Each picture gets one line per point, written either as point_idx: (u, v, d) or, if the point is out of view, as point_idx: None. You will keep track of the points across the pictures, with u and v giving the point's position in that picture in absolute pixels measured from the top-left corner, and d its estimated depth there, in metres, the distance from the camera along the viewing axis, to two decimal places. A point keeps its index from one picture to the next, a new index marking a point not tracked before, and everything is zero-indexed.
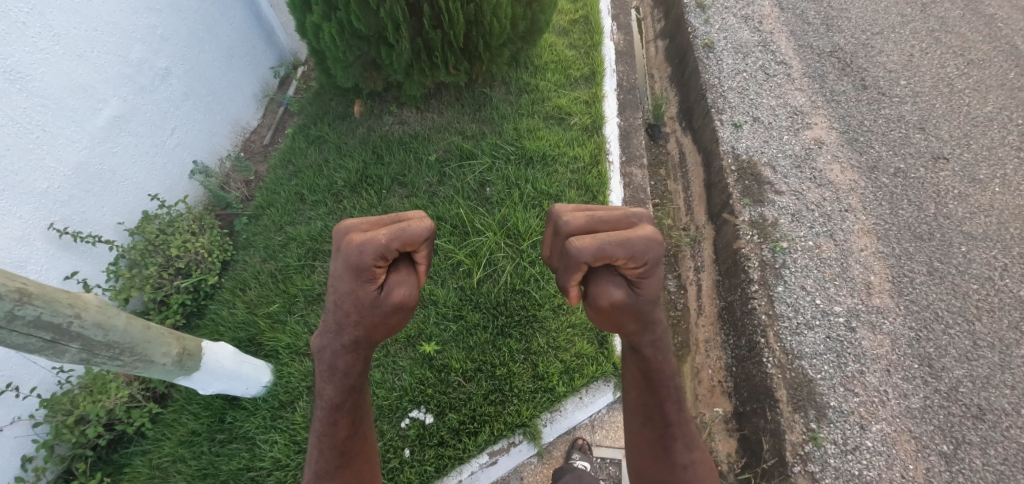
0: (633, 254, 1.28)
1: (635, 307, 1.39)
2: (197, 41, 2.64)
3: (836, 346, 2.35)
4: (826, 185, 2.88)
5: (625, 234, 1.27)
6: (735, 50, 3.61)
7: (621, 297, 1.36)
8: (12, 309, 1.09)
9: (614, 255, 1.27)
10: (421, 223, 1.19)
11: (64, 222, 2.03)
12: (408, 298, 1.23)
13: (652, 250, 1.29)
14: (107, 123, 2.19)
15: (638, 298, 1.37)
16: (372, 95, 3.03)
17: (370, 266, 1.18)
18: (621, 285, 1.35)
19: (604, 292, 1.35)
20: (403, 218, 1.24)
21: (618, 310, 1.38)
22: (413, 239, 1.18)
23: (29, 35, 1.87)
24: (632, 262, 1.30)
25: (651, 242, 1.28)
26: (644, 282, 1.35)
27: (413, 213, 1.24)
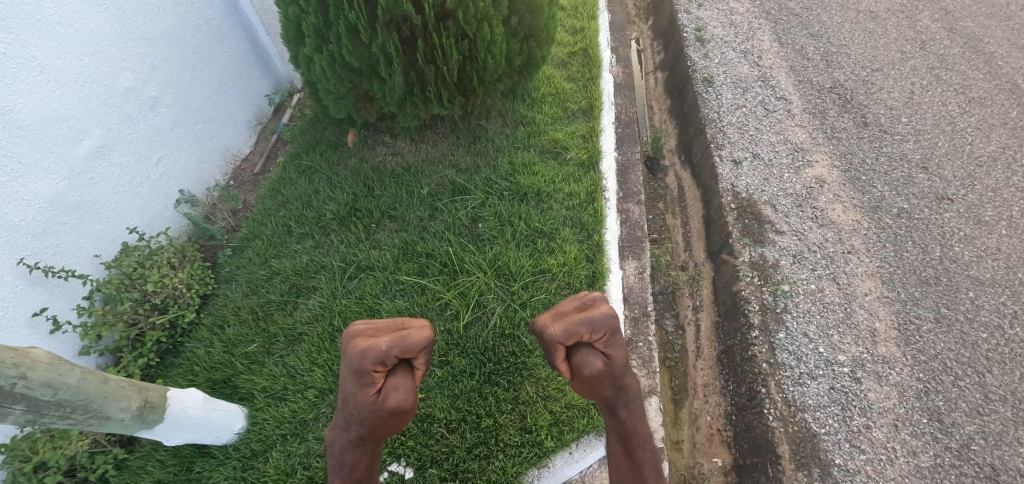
0: (596, 328, 1.36)
1: (610, 377, 1.43)
2: (188, 69, 2.59)
3: (840, 398, 2.24)
4: (828, 225, 2.81)
5: (587, 313, 1.37)
6: (735, 85, 3.58)
7: (598, 370, 1.41)
8: None
9: (580, 334, 1.36)
10: (421, 333, 1.32)
11: (35, 256, 1.94)
12: (403, 402, 1.32)
13: (611, 321, 1.37)
14: (88, 154, 2.13)
15: (613, 368, 1.41)
16: (365, 124, 2.99)
17: (369, 371, 1.29)
18: (597, 358, 1.40)
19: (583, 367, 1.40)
20: (405, 325, 1.37)
21: (598, 380, 1.42)
22: (412, 347, 1.31)
23: (10, 65, 1.82)
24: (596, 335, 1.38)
25: (609, 315, 1.38)
26: (614, 352, 1.41)
27: (415, 321, 1.37)
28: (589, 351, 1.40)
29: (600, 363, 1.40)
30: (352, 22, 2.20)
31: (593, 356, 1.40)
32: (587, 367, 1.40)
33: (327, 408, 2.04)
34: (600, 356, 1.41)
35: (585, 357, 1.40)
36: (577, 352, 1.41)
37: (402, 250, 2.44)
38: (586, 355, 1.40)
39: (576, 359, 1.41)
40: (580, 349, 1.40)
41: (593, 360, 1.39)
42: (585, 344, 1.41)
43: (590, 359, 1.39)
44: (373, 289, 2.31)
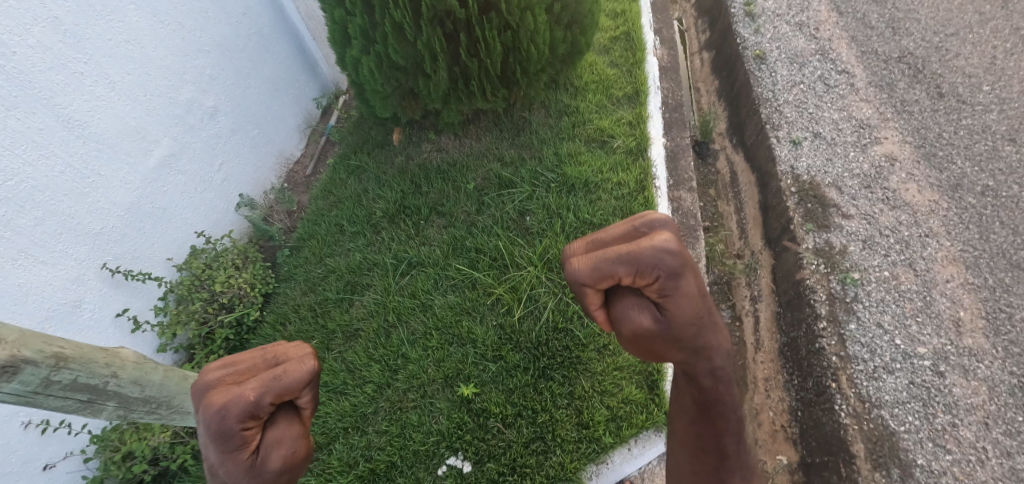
0: (634, 231, 0.97)
1: (709, 344, 0.97)
2: (243, 78, 2.68)
3: (920, 393, 2.09)
4: (901, 207, 2.61)
5: (630, 248, 0.91)
6: (790, 61, 3.38)
7: (219, 365, 0.97)
8: (49, 375, 1.07)
9: (235, 412, 0.89)
10: (300, 364, 0.97)
11: (116, 260, 2.06)
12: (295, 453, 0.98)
13: (681, 272, 0.92)
14: (158, 163, 2.23)
15: (670, 327, 0.95)
16: (410, 122, 3.02)
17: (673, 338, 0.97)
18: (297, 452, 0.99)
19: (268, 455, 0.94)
20: (280, 358, 1.00)
21: (651, 345, 0.98)
22: (287, 389, 0.93)
23: (86, 83, 1.92)
24: (702, 304, 0.96)
25: (640, 230, 0.97)
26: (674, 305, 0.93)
27: (291, 351, 1.01)
28: (294, 417, 0.99)
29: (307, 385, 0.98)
30: (397, 21, 2.22)
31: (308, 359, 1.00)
32: (628, 320, 0.95)
33: (385, 402, 2.09)
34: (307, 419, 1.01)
35: (240, 449, 0.91)
36: (619, 301, 0.97)
37: (451, 246, 2.46)
38: (301, 386, 0.95)
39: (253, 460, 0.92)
40: (616, 302, 0.98)
41: (298, 438, 0.99)
42: (629, 289, 0.97)
43: (676, 290, 0.92)
44: (425, 285, 2.35)
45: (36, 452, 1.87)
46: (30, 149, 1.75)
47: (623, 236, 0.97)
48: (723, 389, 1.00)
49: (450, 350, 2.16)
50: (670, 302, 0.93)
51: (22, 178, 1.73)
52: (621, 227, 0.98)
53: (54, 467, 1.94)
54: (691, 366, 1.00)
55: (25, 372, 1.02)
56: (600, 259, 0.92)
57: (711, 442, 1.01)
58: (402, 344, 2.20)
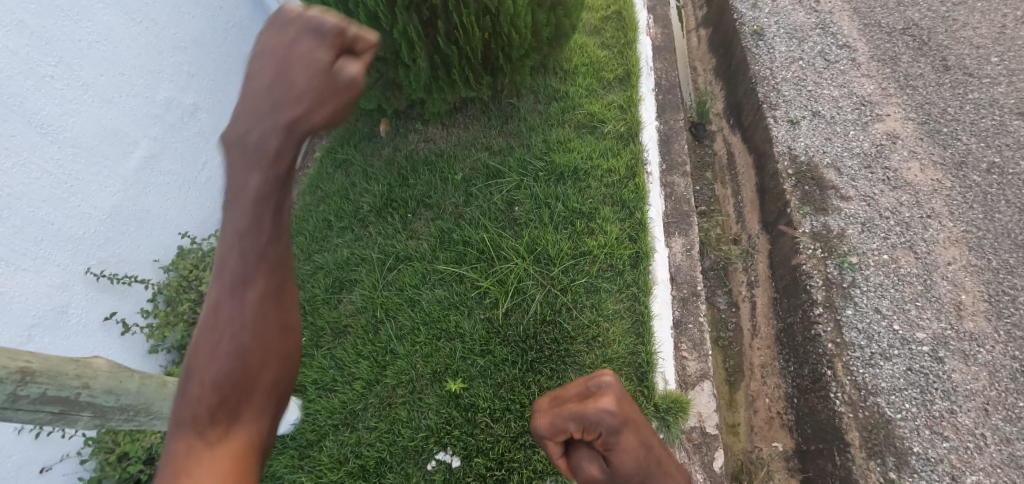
0: (587, 391, 0.98)
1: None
2: (223, 74, 2.65)
3: (918, 380, 2.04)
4: (902, 188, 2.53)
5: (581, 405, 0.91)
6: (789, 36, 3.27)
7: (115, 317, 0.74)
8: (15, 390, 1.04)
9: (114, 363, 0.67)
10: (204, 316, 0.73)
11: (101, 265, 2.05)
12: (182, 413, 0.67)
13: (624, 429, 0.89)
14: (138, 165, 2.21)
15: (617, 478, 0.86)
16: (397, 113, 2.97)
17: None
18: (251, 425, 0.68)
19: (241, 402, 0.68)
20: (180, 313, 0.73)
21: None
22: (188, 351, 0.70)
23: (58, 87, 1.89)
24: (648, 457, 0.88)
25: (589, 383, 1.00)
26: (619, 458, 0.86)
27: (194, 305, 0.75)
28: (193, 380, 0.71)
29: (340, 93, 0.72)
30: (372, 10, 2.16)
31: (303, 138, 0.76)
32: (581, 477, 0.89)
33: (374, 399, 2.08)
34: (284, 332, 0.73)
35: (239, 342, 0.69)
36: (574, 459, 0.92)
37: (439, 239, 2.43)
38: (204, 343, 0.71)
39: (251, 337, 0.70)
40: (573, 451, 0.92)
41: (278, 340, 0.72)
42: (583, 444, 0.92)
43: (618, 447, 0.87)
44: (413, 279, 2.32)
45: (32, 456, 1.88)
46: (3, 156, 1.72)
47: (579, 394, 0.98)
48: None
49: (438, 345, 2.14)
50: (615, 456, 0.87)
51: None
52: (578, 386, 1.00)
53: (50, 470, 1.96)
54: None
55: None
56: (556, 417, 0.92)
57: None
58: (390, 340, 2.19)
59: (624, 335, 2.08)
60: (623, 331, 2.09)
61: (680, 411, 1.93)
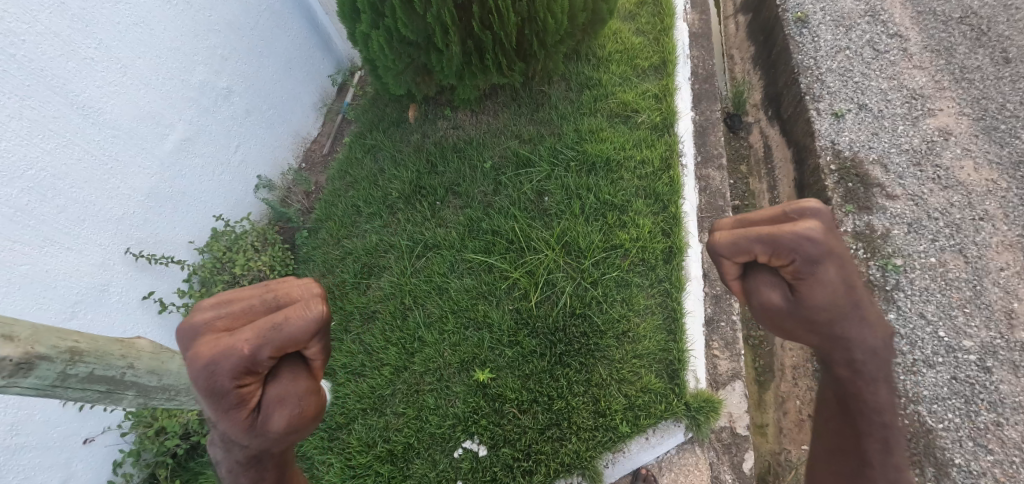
0: (784, 218, 0.91)
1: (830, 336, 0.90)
2: (256, 57, 2.64)
3: (963, 390, 1.97)
4: (954, 187, 2.41)
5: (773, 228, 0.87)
6: (835, 24, 3.12)
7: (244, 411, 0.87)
8: (65, 369, 1.09)
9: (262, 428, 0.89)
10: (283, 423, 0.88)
11: (139, 245, 2.09)
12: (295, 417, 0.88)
13: (823, 262, 0.86)
14: (175, 147, 2.23)
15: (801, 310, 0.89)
16: (426, 98, 2.94)
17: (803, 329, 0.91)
18: (272, 479, 0.96)
19: (266, 458, 0.93)
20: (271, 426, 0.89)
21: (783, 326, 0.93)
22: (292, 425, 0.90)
23: (98, 69, 1.91)
24: (844, 294, 0.88)
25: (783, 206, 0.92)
26: (807, 288, 0.88)
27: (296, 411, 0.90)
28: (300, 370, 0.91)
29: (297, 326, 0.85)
30: None
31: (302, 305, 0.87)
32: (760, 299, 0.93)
33: (402, 385, 2.10)
34: (317, 371, 0.92)
35: (238, 408, 0.85)
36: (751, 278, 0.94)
37: (468, 227, 2.41)
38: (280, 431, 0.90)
39: (252, 418, 0.86)
40: (749, 277, 0.94)
41: (306, 394, 0.90)
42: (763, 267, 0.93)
43: (812, 276, 0.86)
44: (441, 268, 2.32)
45: (75, 427, 1.96)
46: (47, 138, 1.75)
47: (768, 218, 0.92)
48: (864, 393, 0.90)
49: (466, 334, 2.14)
50: (806, 286, 0.88)
51: (41, 168, 1.73)
52: (771, 210, 0.93)
53: (93, 441, 2.04)
54: (826, 352, 0.93)
55: (41, 367, 1.03)
56: (741, 235, 0.88)
57: (847, 437, 0.91)
58: (418, 327, 2.20)
59: (656, 331, 2.05)
60: (654, 327, 2.06)
61: (712, 411, 1.89)
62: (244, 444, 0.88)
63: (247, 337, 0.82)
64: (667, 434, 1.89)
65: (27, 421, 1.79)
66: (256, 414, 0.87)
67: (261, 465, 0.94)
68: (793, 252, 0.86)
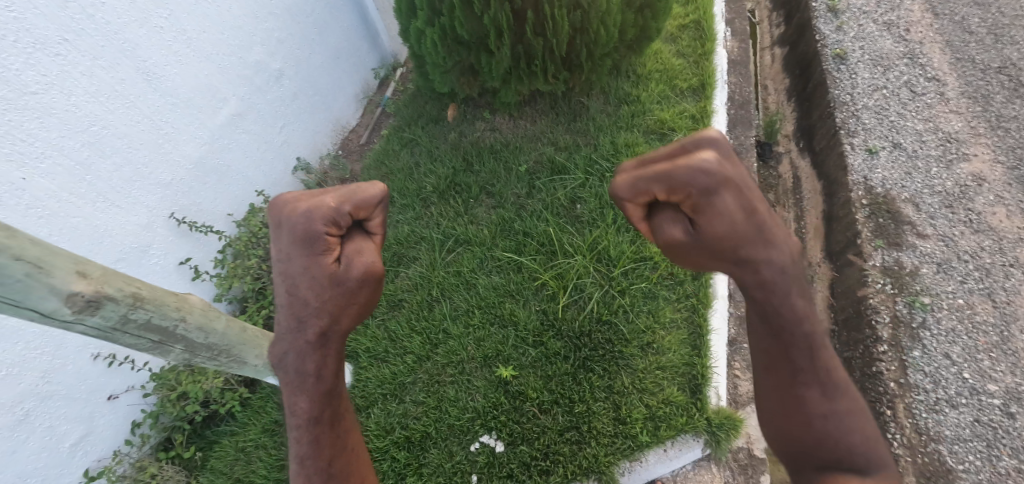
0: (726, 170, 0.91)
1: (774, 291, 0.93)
2: (309, 43, 2.72)
3: (985, 433, 1.96)
4: (985, 232, 2.42)
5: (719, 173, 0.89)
6: (873, 63, 3.16)
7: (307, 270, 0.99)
8: (127, 313, 1.09)
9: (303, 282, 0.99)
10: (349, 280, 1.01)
11: (183, 211, 2.14)
12: (371, 267, 1.03)
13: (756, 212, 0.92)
14: (226, 121, 2.29)
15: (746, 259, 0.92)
16: (466, 99, 3.01)
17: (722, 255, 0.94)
18: (332, 367, 1.06)
19: (332, 337, 1.03)
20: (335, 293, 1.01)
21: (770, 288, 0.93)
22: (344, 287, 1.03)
23: (166, 38, 1.98)
24: (746, 219, 0.91)
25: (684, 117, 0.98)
26: (708, 221, 0.91)
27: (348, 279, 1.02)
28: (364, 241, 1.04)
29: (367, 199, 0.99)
30: None
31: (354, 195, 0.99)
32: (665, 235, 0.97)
33: (423, 375, 2.12)
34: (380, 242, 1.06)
35: (324, 254, 0.99)
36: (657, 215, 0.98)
37: (499, 227, 2.44)
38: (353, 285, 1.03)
39: (337, 267, 1.01)
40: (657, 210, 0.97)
41: (375, 253, 1.04)
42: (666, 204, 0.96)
43: (710, 205, 0.89)
44: (471, 263, 2.35)
45: (101, 383, 1.99)
46: (113, 98, 1.82)
47: (668, 153, 0.95)
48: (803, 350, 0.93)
49: (490, 330, 2.16)
50: (703, 217, 0.91)
51: (103, 125, 1.80)
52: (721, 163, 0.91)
53: (117, 399, 2.06)
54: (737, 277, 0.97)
55: (106, 308, 1.03)
56: (640, 177, 0.93)
57: (779, 356, 0.94)
58: (443, 319, 2.22)
59: (680, 345, 2.06)
60: (679, 340, 2.07)
61: (733, 429, 1.88)
62: (322, 297, 1.00)
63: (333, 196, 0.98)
64: (684, 446, 1.89)
65: (60, 370, 1.84)
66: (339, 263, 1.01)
67: (326, 343, 1.03)
68: (703, 192, 0.89)
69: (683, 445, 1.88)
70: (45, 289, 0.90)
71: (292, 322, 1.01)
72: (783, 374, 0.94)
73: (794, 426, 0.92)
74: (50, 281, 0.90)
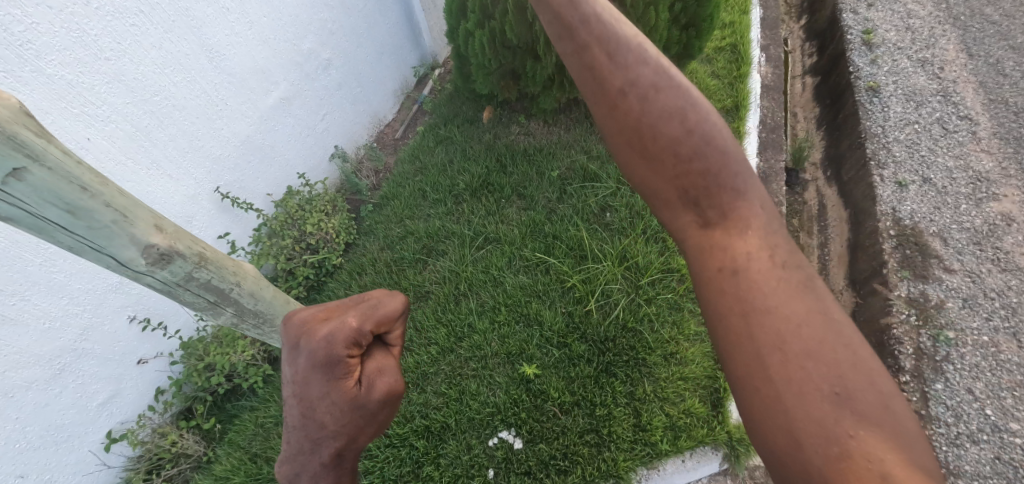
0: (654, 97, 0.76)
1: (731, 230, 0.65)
2: (357, 36, 2.80)
3: (1005, 471, 1.94)
4: (1013, 272, 2.42)
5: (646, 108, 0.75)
6: (906, 98, 3.19)
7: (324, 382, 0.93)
8: (191, 271, 1.13)
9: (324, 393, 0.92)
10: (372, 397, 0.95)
11: (227, 187, 2.20)
12: (393, 385, 0.99)
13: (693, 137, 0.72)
14: (274, 104, 2.36)
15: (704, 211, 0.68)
16: (502, 103, 3.07)
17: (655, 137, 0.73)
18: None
19: (348, 456, 0.95)
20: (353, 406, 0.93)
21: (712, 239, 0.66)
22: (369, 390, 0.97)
23: (230, 19, 2.06)
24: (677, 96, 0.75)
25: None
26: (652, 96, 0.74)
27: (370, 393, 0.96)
28: (384, 355, 1.03)
29: (386, 312, 1.01)
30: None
31: (376, 310, 1.00)
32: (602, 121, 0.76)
33: (446, 366, 2.14)
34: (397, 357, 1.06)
35: (345, 377, 0.93)
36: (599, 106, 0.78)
37: (529, 228, 2.48)
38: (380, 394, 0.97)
39: (357, 390, 0.95)
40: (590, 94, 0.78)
41: (395, 372, 1.02)
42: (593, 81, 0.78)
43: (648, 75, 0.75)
44: (499, 261, 2.38)
45: (134, 347, 2.03)
46: (176, 71, 1.89)
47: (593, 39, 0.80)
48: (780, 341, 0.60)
49: (515, 328, 2.18)
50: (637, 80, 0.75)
51: (165, 96, 1.87)
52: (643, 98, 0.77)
53: (146, 363, 2.09)
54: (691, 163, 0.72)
55: (175, 264, 1.07)
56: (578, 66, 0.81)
57: (715, 262, 0.66)
58: (469, 313, 2.25)
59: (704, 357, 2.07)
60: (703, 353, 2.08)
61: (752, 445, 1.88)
62: (342, 422, 0.92)
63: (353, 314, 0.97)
64: (701, 457, 1.89)
65: (98, 329, 1.89)
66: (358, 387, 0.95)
67: (340, 464, 0.95)
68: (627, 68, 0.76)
69: (700, 456, 1.89)
70: (126, 238, 0.95)
71: (305, 443, 0.92)
72: (739, 313, 0.62)
73: (757, 378, 0.59)
74: (131, 230, 0.95)
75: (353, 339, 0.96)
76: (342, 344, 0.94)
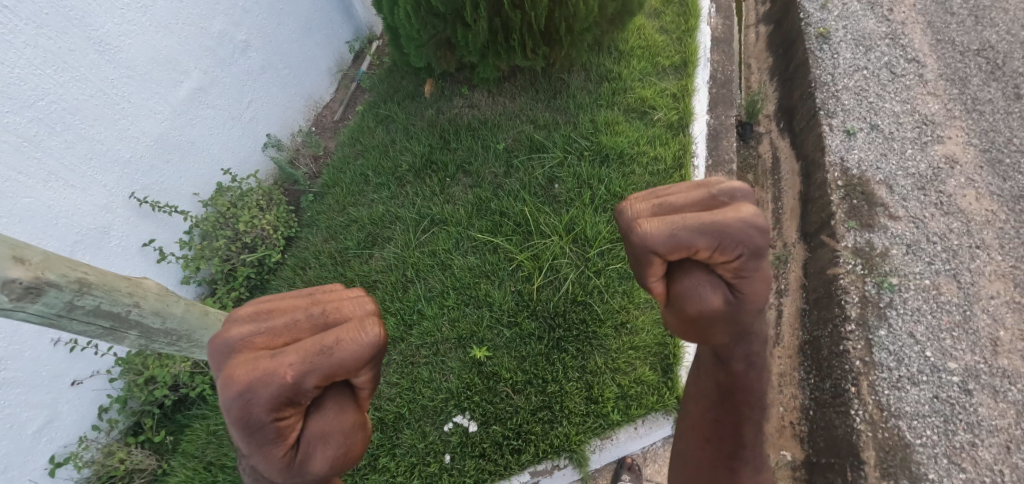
0: (710, 199, 0.88)
1: (755, 324, 0.90)
2: (277, 13, 2.61)
3: (943, 409, 2.02)
4: (954, 214, 2.45)
5: (716, 219, 0.82)
6: (856, 43, 3.14)
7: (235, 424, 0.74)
8: (73, 299, 1.03)
9: (263, 397, 0.72)
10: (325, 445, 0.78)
11: (144, 191, 2.06)
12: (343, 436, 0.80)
13: (765, 253, 0.84)
14: (188, 95, 2.20)
15: (739, 311, 0.87)
16: (444, 75, 2.92)
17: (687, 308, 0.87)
18: None
19: None
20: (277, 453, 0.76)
21: (707, 326, 0.88)
22: (342, 364, 0.75)
23: (118, 6, 1.88)
24: (750, 308, 0.88)
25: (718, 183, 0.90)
26: (746, 284, 0.85)
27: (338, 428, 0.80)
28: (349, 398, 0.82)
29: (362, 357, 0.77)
30: None
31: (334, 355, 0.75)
32: (698, 295, 0.85)
33: (397, 356, 2.11)
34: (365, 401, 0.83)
35: (274, 443, 0.75)
36: (684, 273, 0.88)
37: (476, 207, 2.41)
38: (355, 362, 0.76)
39: (290, 457, 0.77)
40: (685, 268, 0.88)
41: (352, 428, 0.81)
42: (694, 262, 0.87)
43: (754, 270, 0.84)
44: (446, 244, 2.32)
45: (65, 368, 1.95)
46: (61, 70, 1.73)
47: (699, 202, 0.88)
48: (753, 373, 0.96)
49: (465, 311, 2.15)
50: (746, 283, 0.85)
51: (52, 99, 1.71)
52: (695, 192, 0.90)
53: (81, 384, 2.01)
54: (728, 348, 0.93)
55: (48, 294, 0.97)
56: (682, 226, 0.82)
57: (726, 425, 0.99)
58: (418, 300, 2.20)
59: (654, 325, 2.07)
60: (652, 321, 2.08)
61: None
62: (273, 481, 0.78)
63: (293, 363, 0.73)
64: (654, 422, 1.92)
65: (18, 356, 1.78)
66: (294, 451, 0.78)
67: None
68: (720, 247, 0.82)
69: (654, 422, 1.92)
70: None
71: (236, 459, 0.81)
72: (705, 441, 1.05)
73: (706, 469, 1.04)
74: None
75: (282, 388, 0.73)
76: (271, 393, 0.72)
